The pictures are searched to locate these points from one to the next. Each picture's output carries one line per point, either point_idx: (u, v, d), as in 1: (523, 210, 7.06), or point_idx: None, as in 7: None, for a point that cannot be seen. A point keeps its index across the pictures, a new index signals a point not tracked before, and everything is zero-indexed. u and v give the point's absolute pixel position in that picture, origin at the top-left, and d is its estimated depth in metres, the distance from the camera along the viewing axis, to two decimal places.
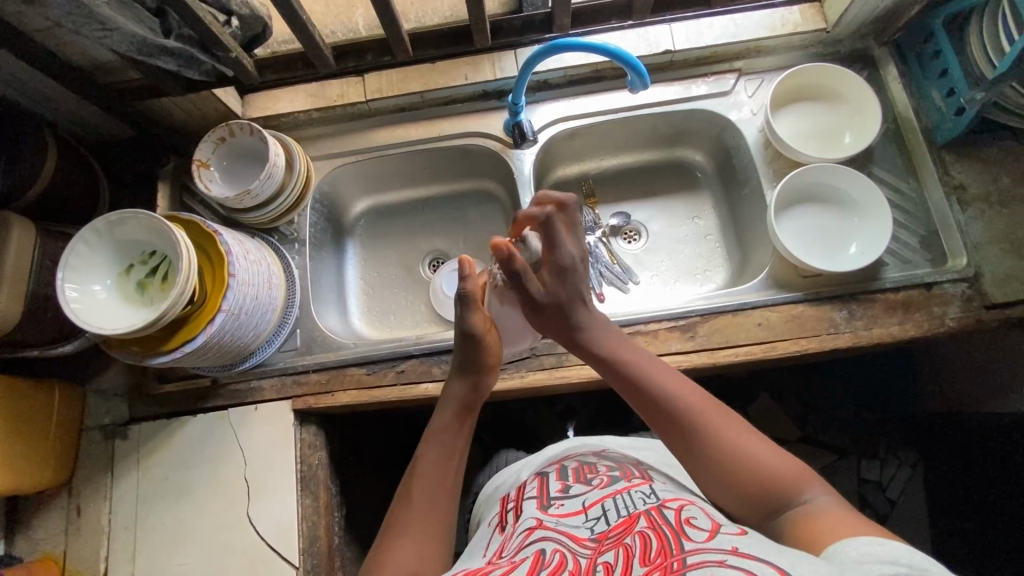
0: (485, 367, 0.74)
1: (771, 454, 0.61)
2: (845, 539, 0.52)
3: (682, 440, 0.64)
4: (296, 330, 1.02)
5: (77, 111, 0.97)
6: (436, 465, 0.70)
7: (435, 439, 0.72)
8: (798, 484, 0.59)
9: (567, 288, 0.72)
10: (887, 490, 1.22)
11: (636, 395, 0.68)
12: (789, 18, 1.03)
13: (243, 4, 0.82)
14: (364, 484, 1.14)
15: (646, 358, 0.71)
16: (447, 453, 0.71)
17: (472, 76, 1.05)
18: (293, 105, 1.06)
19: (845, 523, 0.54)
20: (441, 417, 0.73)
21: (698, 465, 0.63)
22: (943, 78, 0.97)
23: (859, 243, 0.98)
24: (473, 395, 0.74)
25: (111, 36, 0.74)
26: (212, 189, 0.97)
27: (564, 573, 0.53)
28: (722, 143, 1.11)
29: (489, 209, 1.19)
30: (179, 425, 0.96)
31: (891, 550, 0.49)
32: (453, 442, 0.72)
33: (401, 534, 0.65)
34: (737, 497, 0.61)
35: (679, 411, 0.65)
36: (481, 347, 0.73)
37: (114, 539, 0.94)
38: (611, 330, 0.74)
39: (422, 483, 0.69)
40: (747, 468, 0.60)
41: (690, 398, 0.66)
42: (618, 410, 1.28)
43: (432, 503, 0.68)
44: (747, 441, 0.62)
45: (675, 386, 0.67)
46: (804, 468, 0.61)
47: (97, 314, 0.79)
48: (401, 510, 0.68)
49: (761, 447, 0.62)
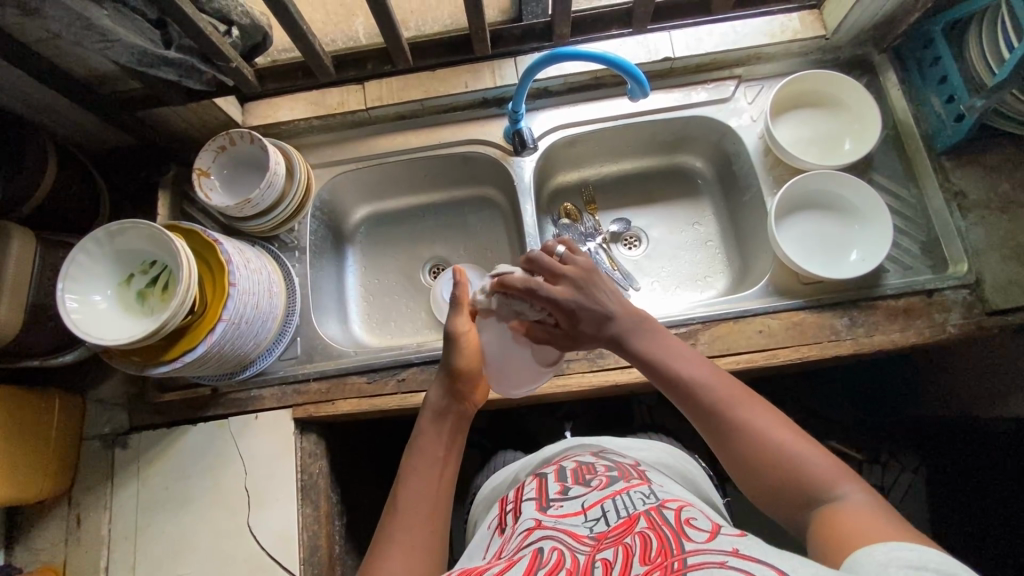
0: (456, 371, 0.76)
1: (804, 447, 0.61)
2: (875, 542, 0.50)
3: (715, 430, 0.66)
4: (296, 338, 1.02)
5: (77, 121, 0.97)
6: (419, 470, 0.70)
7: (418, 447, 0.73)
8: (831, 480, 0.58)
9: (591, 326, 0.74)
10: (889, 493, 1.21)
11: (670, 385, 0.70)
12: (789, 25, 1.04)
13: (244, 15, 0.82)
14: (364, 492, 1.14)
15: (680, 348, 0.72)
16: (430, 457, 0.72)
17: (472, 84, 1.04)
18: (294, 113, 1.05)
19: (875, 524, 0.52)
20: (421, 422, 0.75)
21: (731, 454, 0.64)
22: (943, 85, 0.97)
23: (861, 249, 0.98)
24: (445, 396, 0.76)
25: (111, 48, 0.76)
26: (212, 198, 0.97)
27: (562, 570, 0.53)
28: (722, 150, 1.12)
29: (490, 216, 1.19)
30: (179, 434, 0.96)
31: (919, 556, 0.46)
32: (436, 448, 0.73)
33: (389, 540, 0.65)
34: (767, 488, 0.61)
35: (710, 401, 0.66)
36: (456, 349, 0.76)
37: (114, 549, 0.93)
38: (644, 324, 0.74)
39: (408, 488, 0.69)
40: (777, 459, 0.61)
41: (722, 387, 0.67)
42: (619, 417, 1.28)
43: (417, 508, 0.68)
44: (779, 432, 0.62)
45: (710, 376, 0.68)
46: (841, 466, 0.59)
47: (97, 325, 0.79)
48: (390, 518, 0.67)
49: (793, 439, 0.62)
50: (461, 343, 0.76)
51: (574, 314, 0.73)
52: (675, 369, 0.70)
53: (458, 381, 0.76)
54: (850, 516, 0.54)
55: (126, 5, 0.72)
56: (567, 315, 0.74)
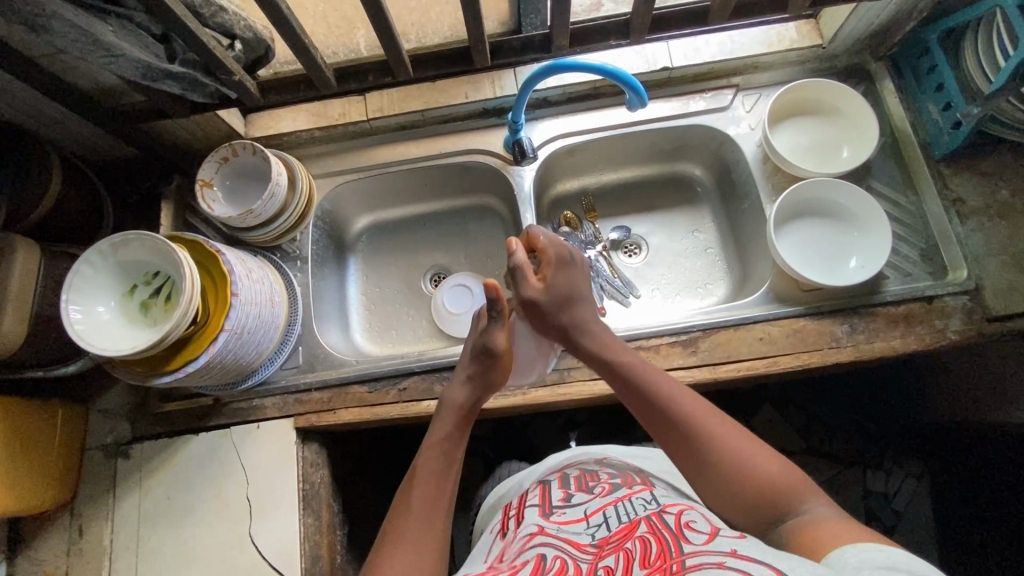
0: (495, 383, 0.79)
1: (768, 461, 0.62)
2: (846, 546, 0.51)
3: (676, 443, 0.66)
4: (298, 347, 1.02)
5: (82, 133, 0.99)
6: (436, 473, 0.69)
7: (432, 448, 0.72)
8: (797, 495, 0.60)
9: (566, 283, 0.81)
10: (894, 501, 1.21)
11: (638, 401, 0.71)
12: (786, 35, 1.05)
13: (247, 29, 0.83)
14: (366, 502, 1.14)
15: (643, 363, 0.74)
16: (447, 460, 0.71)
17: (472, 95, 1.07)
18: (296, 124, 1.08)
19: (847, 530, 0.54)
20: (443, 425, 0.74)
21: (701, 476, 0.64)
22: (939, 93, 0.97)
23: (860, 256, 0.98)
24: (473, 406, 0.77)
25: (116, 62, 0.75)
26: (215, 209, 0.98)
27: None
28: (721, 158, 1.12)
29: (491, 224, 1.19)
30: (180, 444, 0.96)
31: (890, 558, 0.48)
32: (452, 452, 0.72)
33: (396, 541, 0.63)
34: (734, 504, 0.61)
35: (670, 409, 0.67)
36: (495, 363, 0.79)
37: (115, 560, 0.93)
38: (611, 336, 0.79)
39: (422, 492, 0.68)
40: (734, 467, 0.62)
41: (688, 404, 0.67)
42: (622, 424, 1.28)
43: (430, 512, 0.66)
44: (746, 449, 0.63)
45: (681, 397, 0.68)
46: (804, 482, 0.61)
47: (101, 335, 0.80)
48: (399, 520, 0.65)
49: (759, 454, 0.62)
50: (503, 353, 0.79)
51: (563, 260, 0.82)
52: (641, 380, 0.71)
53: (489, 392, 0.79)
54: (823, 527, 0.55)
55: (132, 20, 0.74)
56: (556, 260, 0.82)
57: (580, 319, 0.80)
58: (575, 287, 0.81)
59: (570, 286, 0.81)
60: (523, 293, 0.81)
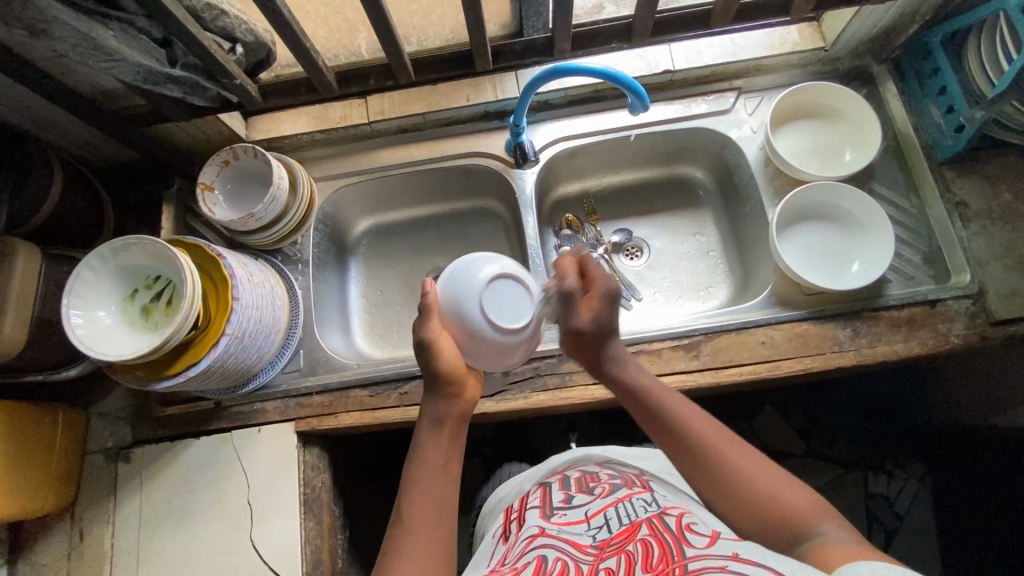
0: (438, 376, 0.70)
1: (787, 487, 0.61)
2: (857, 562, 0.52)
3: (701, 477, 0.64)
4: (299, 351, 1.02)
5: (83, 135, 0.99)
6: (430, 479, 0.66)
7: (421, 454, 0.68)
8: (812, 517, 0.59)
9: (609, 316, 0.74)
10: (895, 504, 1.21)
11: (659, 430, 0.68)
12: (788, 37, 1.05)
13: (248, 32, 0.82)
14: (367, 506, 1.14)
15: (662, 386, 0.71)
16: (438, 465, 0.67)
17: (473, 97, 1.07)
18: (297, 127, 1.08)
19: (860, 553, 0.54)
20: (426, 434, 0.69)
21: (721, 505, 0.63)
22: (943, 96, 0.97)
23: (863, 260, 0.98)
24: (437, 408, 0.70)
25: (117, 65, 0.76)
26: (216, 212, 0.97)
27: None
28: (723, 160, 1.12)
29: (491, 227, 1.19)
30: (181, 448, 0.96)
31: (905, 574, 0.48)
32: (439, 456, 0.67)
33: (402, 555, 0.60)
34: (749, 528, 0.61)
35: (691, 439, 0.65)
36: (433, 354, 0.71)
37: (115, 564, 0.93)
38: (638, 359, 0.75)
39: (419, 498, 0.64)
40: (755, 498, 0.61)
41: (708, 432, 0.65)
42: (623, 427, 1.27)
43: (429, 518, 0.63)
44: (765, 476, 0.62)
45: (700, 425, 0.66)
46: (818, 504, 0.60)
47: (103, 341, 0.79)
48: (399, 530, 0.63)
49: (777, 481, 0.62)
50: (437, 345, 0.71)
51: (614, 296, 0.74)
52: (662, 408, 0.68)
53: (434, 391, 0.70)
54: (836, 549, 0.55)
55: (132, 25, 0.73)
56: (606, 295, 0.74)
57: (611, 345, 0.74)
58: (615, 324, 0.74)
59: (611, 321, 0.74)
60: (573, 324, 0.73)
